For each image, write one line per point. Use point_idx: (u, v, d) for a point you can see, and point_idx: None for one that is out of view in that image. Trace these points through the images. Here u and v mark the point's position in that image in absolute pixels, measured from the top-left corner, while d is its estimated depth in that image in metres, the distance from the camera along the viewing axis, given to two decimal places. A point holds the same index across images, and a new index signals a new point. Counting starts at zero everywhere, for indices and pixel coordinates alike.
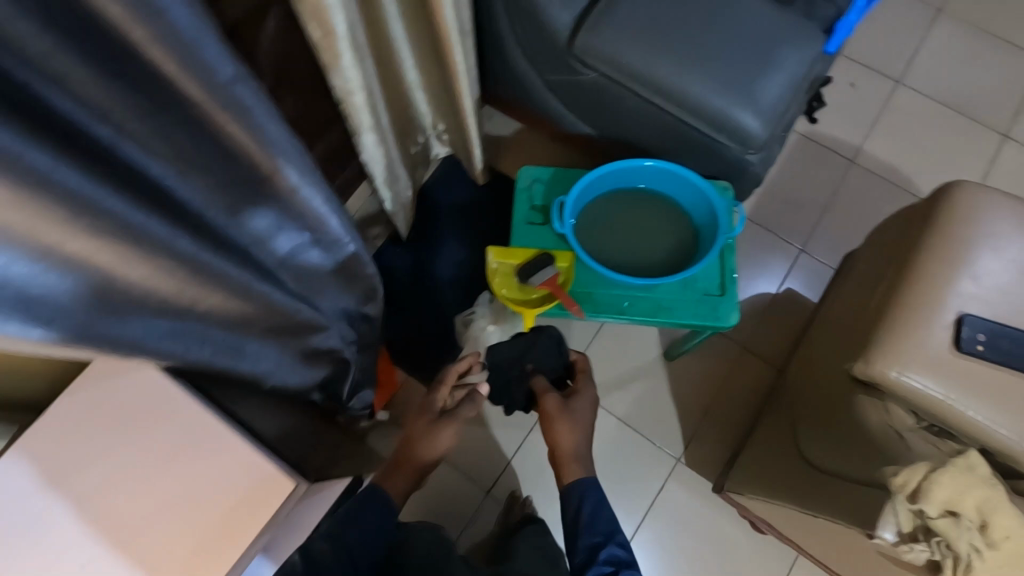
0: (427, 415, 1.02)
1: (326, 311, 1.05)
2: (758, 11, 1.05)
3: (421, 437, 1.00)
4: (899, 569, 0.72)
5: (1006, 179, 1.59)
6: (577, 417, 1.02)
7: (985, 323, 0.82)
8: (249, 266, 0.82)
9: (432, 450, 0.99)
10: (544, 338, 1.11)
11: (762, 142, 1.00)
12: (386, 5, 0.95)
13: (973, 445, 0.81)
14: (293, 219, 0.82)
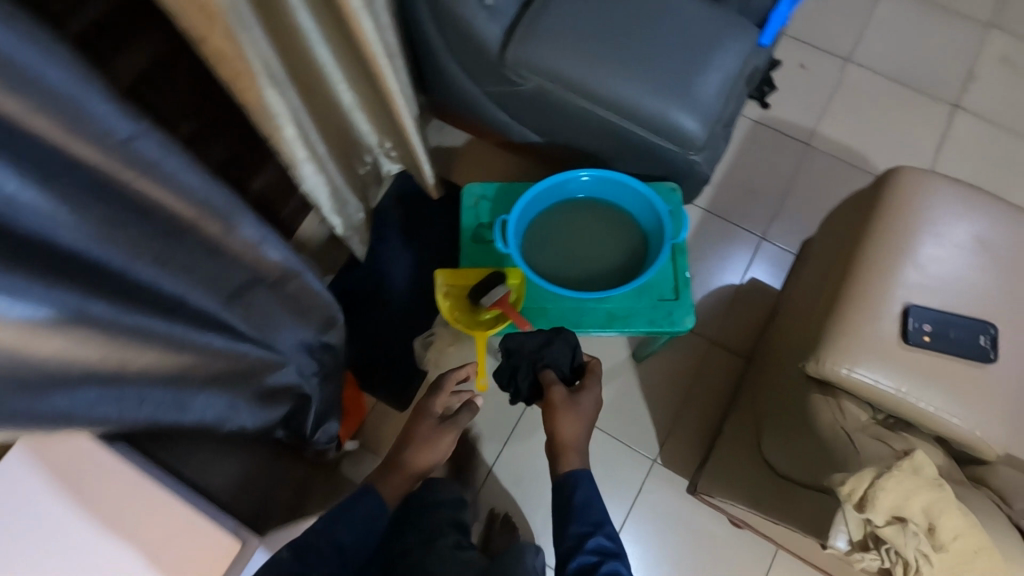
0: (427, 415, 1.02)
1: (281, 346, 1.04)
2: (689, 9, 1.03)
3: (421, 438, 1.00)
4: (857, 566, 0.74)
5: (959, 150, 1.60)
6: (582, 410, 0.93)
7: (931, 313, 0.82)
8: (179, 318, 0.80)
9: (432, 454, 1.00)
10: (561, 340, 0.96)
11: (702, 142, 0.99)
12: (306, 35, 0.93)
13: (927, 434, 0.81)
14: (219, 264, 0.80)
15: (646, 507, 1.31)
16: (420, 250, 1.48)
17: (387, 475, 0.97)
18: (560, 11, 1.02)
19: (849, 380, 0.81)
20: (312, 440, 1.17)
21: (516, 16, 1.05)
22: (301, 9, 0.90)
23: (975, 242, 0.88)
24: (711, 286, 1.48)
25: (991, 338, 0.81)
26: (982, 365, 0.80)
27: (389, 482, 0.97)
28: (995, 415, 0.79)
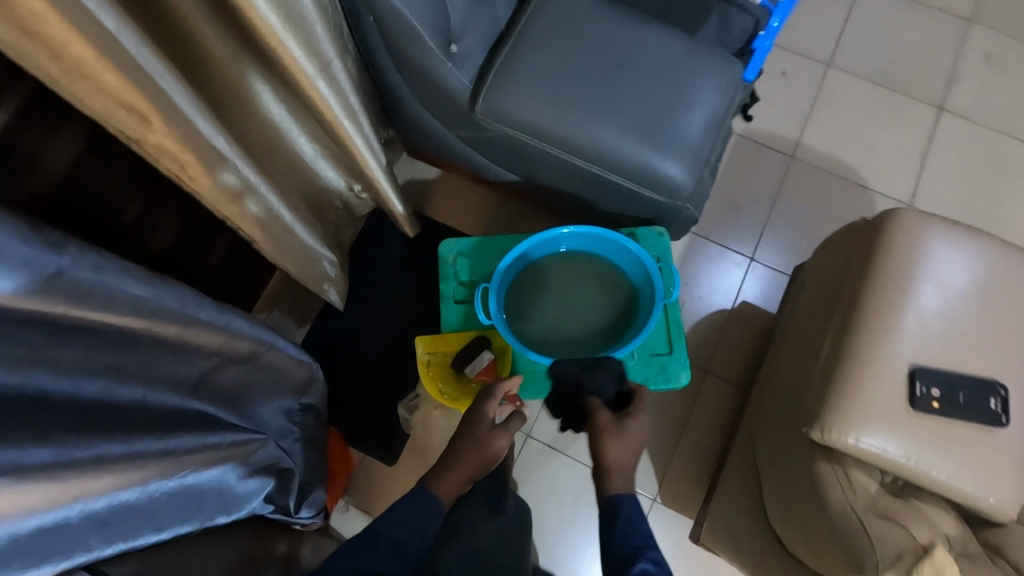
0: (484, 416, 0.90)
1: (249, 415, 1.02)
2: (668, 44, 0.97)
3: (478, 438, 0.88)
4: None
5: (948, 154, 1.55)
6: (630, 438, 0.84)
7: (938, 374, 0.79)
8: (120, 426, 0.73)
9: (488, 455, 0.88)
10: (603, 370, 0.90)
11: (689, 190, 0.94)
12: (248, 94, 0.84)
13: (939, 499, 0.78)
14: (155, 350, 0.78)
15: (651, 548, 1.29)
16: (400, 293, 1.41)
17: (443, 475, 0.85)
18: (531, 55, 0.95)
19: (857, 449, 0.78)
20: (295, 517, 1.10)
21: (485, 62, 0.98)
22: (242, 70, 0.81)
23: (977, 289, 0.84)
24: (702, 313, 1.44)
25: (1001, 400, 0.78)
26: (993, 429, 0.77)
27: (444, 481, 0.85)
28: (1010, 479, 0.76)
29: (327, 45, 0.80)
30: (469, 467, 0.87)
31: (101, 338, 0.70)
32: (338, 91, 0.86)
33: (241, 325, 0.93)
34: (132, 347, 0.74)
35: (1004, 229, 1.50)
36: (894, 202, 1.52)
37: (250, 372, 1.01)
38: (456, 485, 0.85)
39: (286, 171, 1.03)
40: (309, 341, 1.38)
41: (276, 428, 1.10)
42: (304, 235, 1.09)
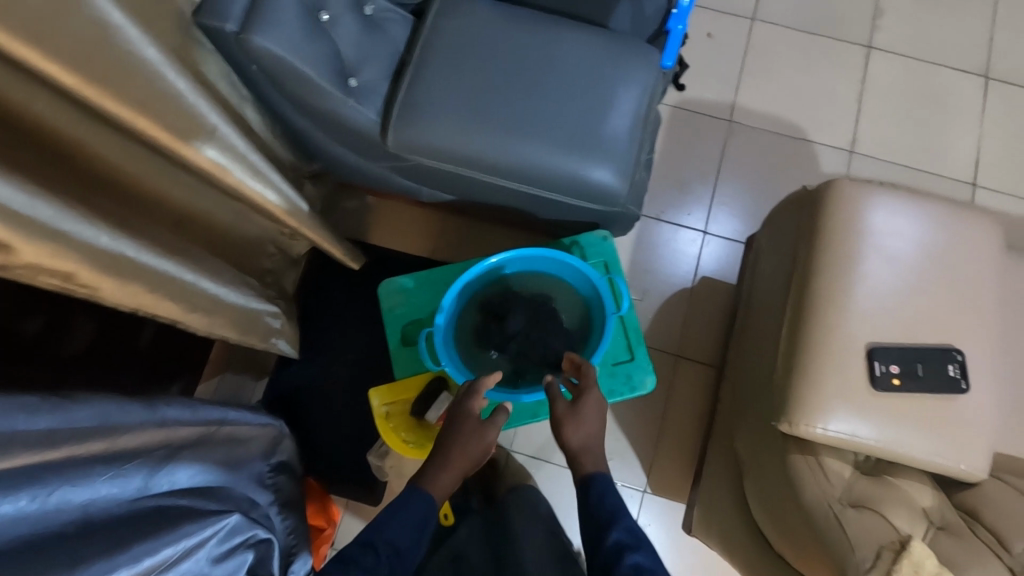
0: (472, 413, 0.85)
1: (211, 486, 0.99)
2: (579, 44, 0.92)
3: (467, 435, 0.84)
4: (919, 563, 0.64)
5: (882, 94, 1.54)
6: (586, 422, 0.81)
7: (895, 349, 0.77)
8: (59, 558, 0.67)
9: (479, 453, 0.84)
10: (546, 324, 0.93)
11: (624, 194, 0.90)
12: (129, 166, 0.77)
13: (912, 471, 0.78)
14: (87, 462, 0.78)
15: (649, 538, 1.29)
16: (355, 328, 1.36)
17: (437, 471, 0.82)
18: (437, 77, 0.89)
19: (826, 437, 0.77)
20: None
21: (390, 88, 0.90)
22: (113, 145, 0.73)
23: (920, 257, 0.83)
24: (665, 297, 1.42)
25: (960, 365, 0.77)
26: (956, 396, 0.76)
27: (438, 480, 0.82)
28: (978, 443, 0.75)
29: (204, 109, 0.73)
30: (462, 465, 0.84)
31: (6, 475, 0.67)
32: (232, 152, 0.80)
33: (175, 415, 0.96)
34: (45, 472, 0.71)
35: (946, 159, 1.50)
36: (836, 150, 1.50)
37: (204, 453, 1.01)
38: (451, 481, 0.83)
39: (201, 236, 0.96)
40: (272, 396, 1.32)
41: (247, 498, 1.06)
42: (237, 298, 1.03)
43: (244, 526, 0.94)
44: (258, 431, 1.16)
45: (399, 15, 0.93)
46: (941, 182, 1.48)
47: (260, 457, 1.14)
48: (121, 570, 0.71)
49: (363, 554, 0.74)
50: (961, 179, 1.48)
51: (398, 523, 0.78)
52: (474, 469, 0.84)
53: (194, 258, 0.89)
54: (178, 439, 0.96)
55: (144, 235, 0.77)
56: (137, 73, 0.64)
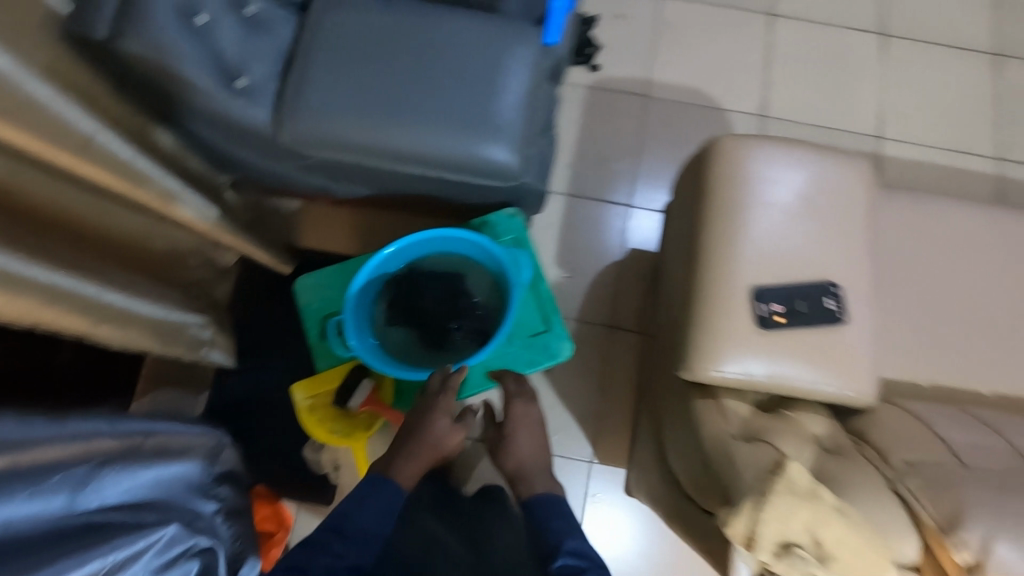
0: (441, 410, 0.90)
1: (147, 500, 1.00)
2: (464, 28, 0.94)
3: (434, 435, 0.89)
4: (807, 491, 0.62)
5: (788, 58, 1.59)
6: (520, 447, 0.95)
7: (776, 289, 0.82)
8: None
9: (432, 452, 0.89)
10: (466, 301, 0.96)
11: (520, 169, 0.93)
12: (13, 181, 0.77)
13: (807, 404, 0.82)
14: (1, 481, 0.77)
15: (601, 510, 1.31)
16: (292, 333, 1.37)
17: (394, 460, 0.87)
18: (325, 71, 0.91)
19: (722, 379, 0.80)
20: None
21: (280, 86, 0.92)
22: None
23: (799, 202, 0.88)
24: (595, 272, 1.45)
25: (836, 298, 0.83)
26: (839, 327, 0.81)
27: (400, 471, 0.86)
28: (862, 367, 0.81)
29: (77, 117, 0.74)
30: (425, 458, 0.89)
31: None
32: (116, 164, 0.80)
33: (96, 430, 0.96)
34: None
35: (851, 115, 1.56)
36: (748, 115, 1.56)
37: (139, 468, 1.00)
38: (415, 472, 0.87)
39: (107, 249, 0.96)
40: (214, 409, 1.32)
41: (189, 510, 1.06)
42: (154, 310, 1.03)
43: (182, 537, 0.97)
44: (194, 442, 1.17)
45: (281, 14, 0.94)
46: (848, 136, 1.55)
47: (200, 468, 1.14)
48: None
49: (332, 541, 0.77)
50: (867, 132, 1.55)
51: (366, 510, 0.81)
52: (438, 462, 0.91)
53: (101, 273, 0.90)
54: (106, 455, 0.95)
55: (38, 248, 0.77)
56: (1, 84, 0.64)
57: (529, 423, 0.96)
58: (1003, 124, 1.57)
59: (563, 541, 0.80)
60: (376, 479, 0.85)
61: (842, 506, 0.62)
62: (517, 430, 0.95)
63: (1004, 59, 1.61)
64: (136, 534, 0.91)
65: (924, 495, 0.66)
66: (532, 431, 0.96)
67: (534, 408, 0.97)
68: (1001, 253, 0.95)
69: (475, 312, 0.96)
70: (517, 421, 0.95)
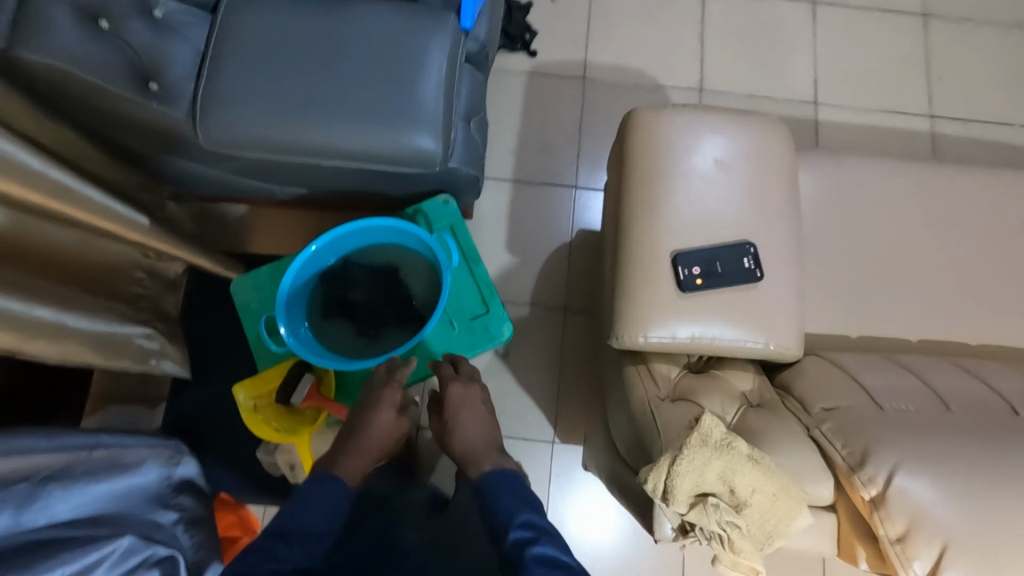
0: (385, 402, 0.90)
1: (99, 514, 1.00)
2: (378, 19, 0.94)
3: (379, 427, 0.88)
4: (720, 442, 0.63)
5: (722, 32, 1.62)
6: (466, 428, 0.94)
7: (695, 253, 0.83)
8: None
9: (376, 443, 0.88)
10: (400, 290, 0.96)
11: (444, 154, 0.94)
12: None
13: (735, 362, 0.84)
14: None
15: (567, 488, 1.33)
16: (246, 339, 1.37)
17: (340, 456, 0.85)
18: (240, 70, 0.91)
19: (649, 344, 0.82)
20: None
21: (197, 87, 0.90)
22: None
23: (716, 167, 0.89)
24: (546, 255, 1.46)
25: (753, 258, 0.85)
26: (755, 285, 0.84)
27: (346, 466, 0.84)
28: (782, 323, 0.83)
29: None
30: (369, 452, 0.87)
31: None
32: (27, 175, 0.78)
33: (34, 450, 0.94)
34: None
35: (787, 83, 1.59)
36: (686, 91, 1.58)
37: (88, 485, 1.00)
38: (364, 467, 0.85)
39: (36, 265, 0.95)
40: (172, 421, 1.31)
41: (147, 521, 1.07)
42: (90, 325, 1.02)
43: (140, 546, 0.96)
44: (147, 455, 1.15)
45: (196, 16, 0.94)
46: (784, 105, 1.57)
47: (156, 478, 1.14)
48: None
49: (277, 546, 0.70)
50: (803, 99, 1.58)
51: (314, 508, 0.76)
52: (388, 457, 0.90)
53: (23, 288, 0.88)
54: (53, 472, 0.95)
55: None
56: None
57: (468, 404, 0.94)
58: (934, 82, 1.60)
59: (515, 515, 0.76)
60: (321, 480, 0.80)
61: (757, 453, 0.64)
62: (458, 409, 0.93)
63: (932, 19, 1.64)
64: (87, 548, 0.90)
65: (837, 439, 0.68)
66: (478, 410, 0.94)
67: (475, 390, 0.96)
68: (917, 204, 0.98)
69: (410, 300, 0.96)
70: (457, 401, 0.93)
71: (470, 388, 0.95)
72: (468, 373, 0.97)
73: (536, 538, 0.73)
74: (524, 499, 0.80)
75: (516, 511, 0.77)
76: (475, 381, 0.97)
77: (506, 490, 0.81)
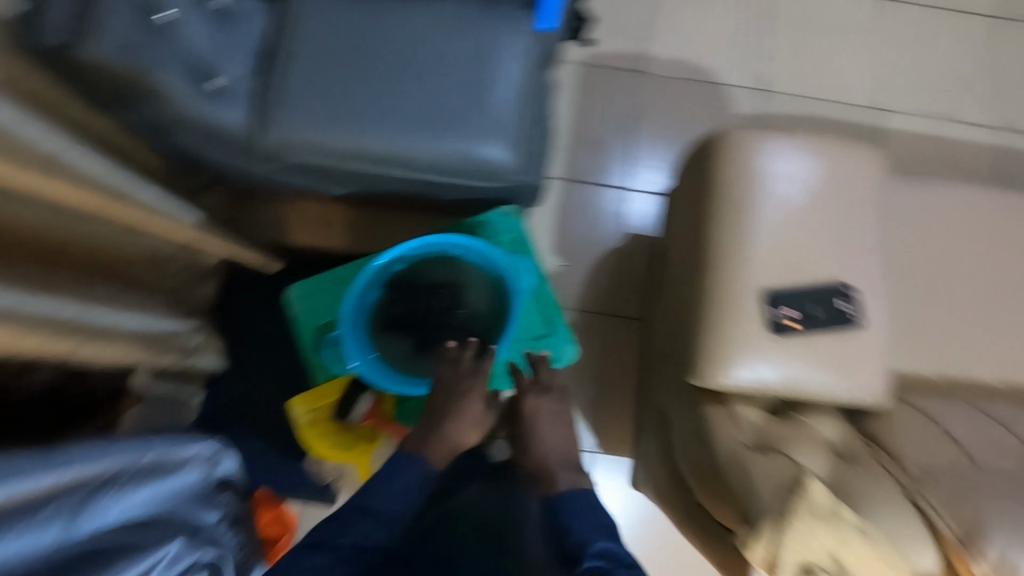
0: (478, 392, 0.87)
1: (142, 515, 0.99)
2: (450, 21, 0.89)
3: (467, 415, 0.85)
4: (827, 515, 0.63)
5: (785, 28, 1.53)
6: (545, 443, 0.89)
7: (790, 292, 0.80)
8: None
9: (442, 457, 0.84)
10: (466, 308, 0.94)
11: (518, 169, 0.89)
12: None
13: (817, 407, 0.81)
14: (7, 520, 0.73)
15: (605, 495, 1.32)
16: (283, 334, 1.34)
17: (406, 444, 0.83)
18: (306, 75, 0.86)
19: (733, 386, 0.79)
20: None
21: (255, 87, 0.87)
22: None
23: (807, 197, 0.85)
24: (593, 258, 1.41)
25: (849, 300, 0.81)
26: (858, 331, 0.80)
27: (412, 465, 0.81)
28: (870, 370, 0.80)
29: (40, 138, 0.67)
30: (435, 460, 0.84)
31: None
32: (87, 181, 0.73)
33: (86, 463, 0.88)
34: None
35: (850, 87, 1.51)
36: (747, 90, 1.50)
37: (138, 493, 0.97)
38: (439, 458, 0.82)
39: (80, 266, 0.90)
40: (207, 415, 1.29)
41: (189, 523, 1.06)
42: (138, 323, 0.99)
43: (185, 552, 0.98)
44: (190, 454, 1.13)
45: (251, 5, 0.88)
46: (846, 109, 1.50)
47: (197, 479, 1.12)
48: None
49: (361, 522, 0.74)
50: (866, 105, 1.51)
51: (392, 491, 0.77)
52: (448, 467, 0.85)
53: (75, 290, 0.84)
54: (107, 480, 0.91)
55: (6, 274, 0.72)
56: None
57: (544, 415, 0.92)
58: (1004, 92, 1.53)
59: (590, 542, 0.75)
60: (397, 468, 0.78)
61: (864, 522, 0.64)
62: (535, 422, 0.91)
63: (1006, 23, 1.55)
64: (140, 557, 0.90)
65: (946, 511, 0.69)
66: (551, 425, 0.89)
67: (551, 399, 0.93)
68: (1010, 239, 0.93)
69: (473, 320, 0.94)
70: (534, 412, 0.92)
71: (546, 397, 0.93)
72: (546, 382, 0.94)
73: (612, 569, 0.72)
74: (601, 523, 0.78)
75: (592, 538, 0.75)
76: (553, 390, 0.94)
77: (581, 510, 0.79)
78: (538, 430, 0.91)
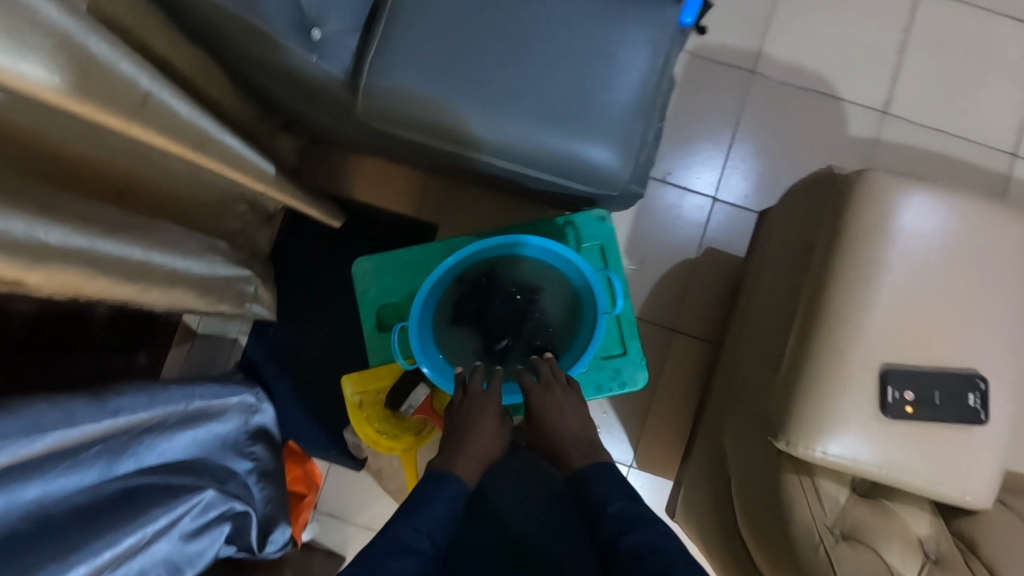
0: (482, 413, 0.83)
1: (181, 456, 0.99)
2: (575, 3, 0.80)
3: (480, 429, 0.81)
4: None
5: (927, 47, 1.37)
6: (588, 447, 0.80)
7: (911, 373, 0.71)
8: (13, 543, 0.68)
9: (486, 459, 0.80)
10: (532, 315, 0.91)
11: (622, 175, 0.81)
12: (60, 131, 0.66)
13: (912, 499, 0.74)
14: (54, 458, 0.74)
15: None
16: (335, 290, 1.30)
17: (457, 452, 0.78)
18: (412, 37, 0.78)
19: (823, 460, 0.72)
20: (262, 555, 1.07)
21: (359, 44, 0.80)
22: (53, 118, 0.64)
23: (947, 266, 0.75)
24: (664, 267, 1.33)
25: (981, 396, 0.72)
26: (975, 428, 0.72)
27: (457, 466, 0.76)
28: (983, 471, 0.72)
29: (136, 73, 0.61)
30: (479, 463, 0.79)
31: None
32: (175, 126, 0.67)
33: (135, 411, 0.86)
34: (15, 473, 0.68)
35: (986, 125, 1.36)
36: (868, 110, 1.36)
37: (180, 438, 0.97)
38: (474, 466, 0.77)
39: (148, 202, 0.86)
40: (248, 359, 1.28)
41: (223, 469, 1.06)
42: (199, 268, 0.95)
43: (219, 501, 0.98)
44: (232, 403, 1.12)
45: None
46: (976, 150, 1.35)
47: (235, 426, 1.12)
48: (104, 551, 0.75)
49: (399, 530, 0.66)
50: (1001, 148, 1.35)
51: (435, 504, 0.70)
52: (486, 464, 0.81)
53: (143, 230, 0.81)
54: (152, 423, 0.92)
55: (79, 211, 0.68)
56: (66, 48, 0.51)
57: (558, 416, 0.83)
58: None
59: (607, 505, 0.71)
60: (442, 475, 0.73)
61: None
62: (548, 422, 0.83)
63: None
64: (173, 498, 0.91)
65: None
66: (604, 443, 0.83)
67: (560, 394, 0.84)
68: None
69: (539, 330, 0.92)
70: (543, 412, 0.83)
71: (554, 391, 0.85)
72: (549, 379, 0.85)
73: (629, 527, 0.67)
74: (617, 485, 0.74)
75: (609, 501, 0.71)
76: (558, 384, 0.85)
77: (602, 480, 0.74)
78: (551, 425, 0.82)
